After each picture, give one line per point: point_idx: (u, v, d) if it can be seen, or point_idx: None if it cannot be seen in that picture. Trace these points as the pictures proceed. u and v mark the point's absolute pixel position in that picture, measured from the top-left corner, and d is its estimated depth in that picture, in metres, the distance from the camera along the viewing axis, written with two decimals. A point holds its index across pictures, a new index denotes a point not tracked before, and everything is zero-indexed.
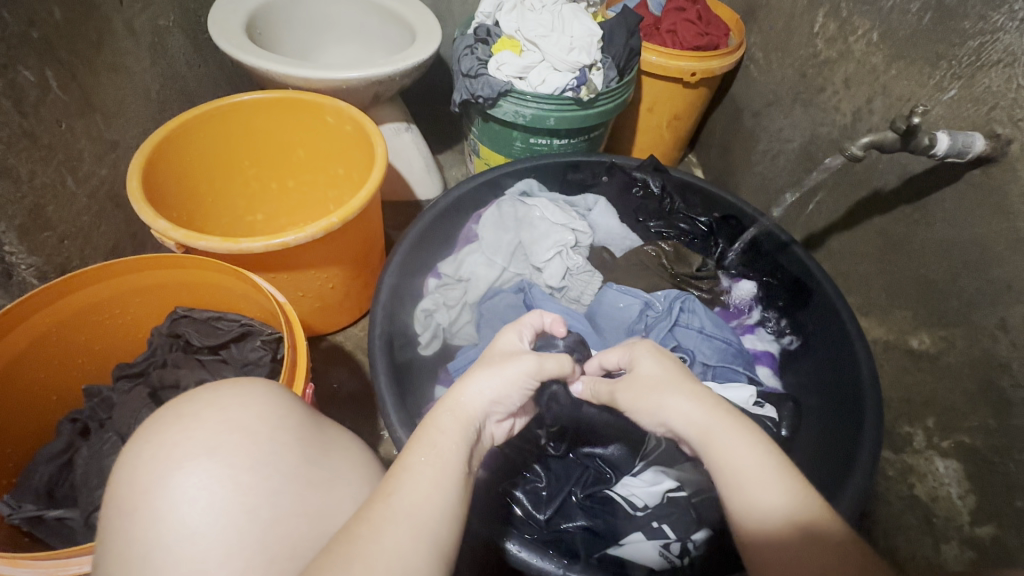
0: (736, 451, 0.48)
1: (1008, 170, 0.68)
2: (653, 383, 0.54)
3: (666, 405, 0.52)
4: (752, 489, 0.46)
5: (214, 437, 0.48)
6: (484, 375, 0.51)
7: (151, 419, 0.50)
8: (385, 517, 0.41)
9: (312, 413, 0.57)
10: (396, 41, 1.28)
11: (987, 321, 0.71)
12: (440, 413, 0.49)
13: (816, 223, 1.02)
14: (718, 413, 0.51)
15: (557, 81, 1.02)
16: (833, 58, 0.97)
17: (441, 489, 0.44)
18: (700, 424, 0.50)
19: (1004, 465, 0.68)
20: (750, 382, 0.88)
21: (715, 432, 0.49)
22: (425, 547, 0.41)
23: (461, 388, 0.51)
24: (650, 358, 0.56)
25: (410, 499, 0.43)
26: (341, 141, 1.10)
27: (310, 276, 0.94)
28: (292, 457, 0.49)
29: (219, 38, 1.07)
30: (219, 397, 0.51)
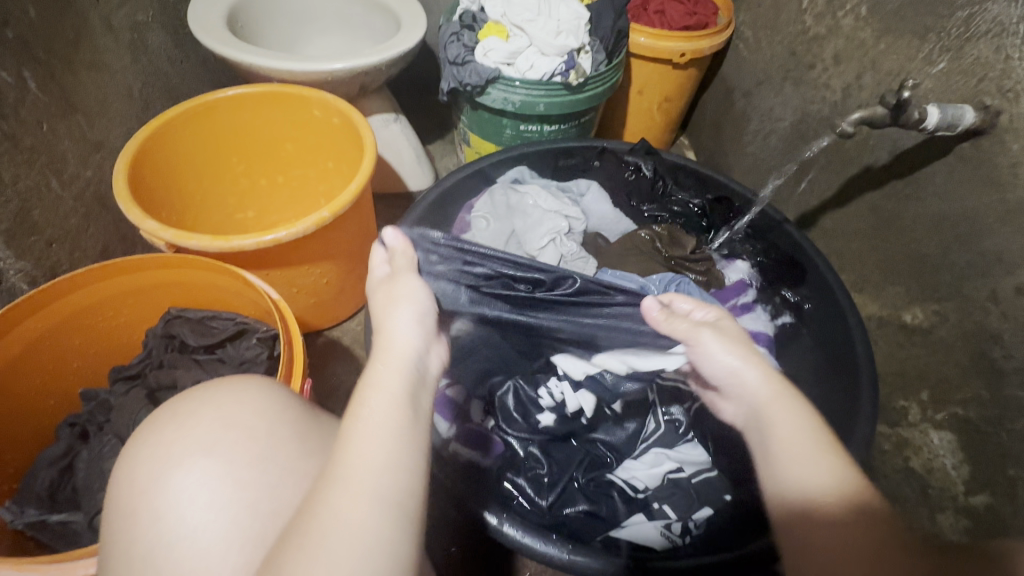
0: (789, 421, 0.52)
1: (997, 142, 0.68)
2: (741, 342, 0.60)
3: (748, 364, 0.57)
4: (802, 461, 0.49)
5: (211, 435, 0.48)
6: (397, 315, 0.54)
7: (150, 420, 0.50)
8: (331, 483, 0.42)
9: (311, 408, 0.57)
10: (380, 31, 1.26)
11: (979, 292, 0.71)
12: (377, 368, 0.50)
13: (809, 202, 1.02)
14: (777, 384, 0.56)
15: (545, 66, 1.01)
16: (822, 34, 0.96)
17: (383, 442, 0.44)
18: (764, 392, 0.55)
19: (997, 436, 0.69)
20: None
21: (774, 401, 0.54)
22: (375, 500, 0.41)
23: (388, 336, 0.53)
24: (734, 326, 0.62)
25: (351, 460, 0.43)
26: (330, 133, 1.08)
27: (304, 271, 0.94)
28: (290, 450, 0.49)
29: (201, 36, 1.05)
30: (216, 396, 0.51)
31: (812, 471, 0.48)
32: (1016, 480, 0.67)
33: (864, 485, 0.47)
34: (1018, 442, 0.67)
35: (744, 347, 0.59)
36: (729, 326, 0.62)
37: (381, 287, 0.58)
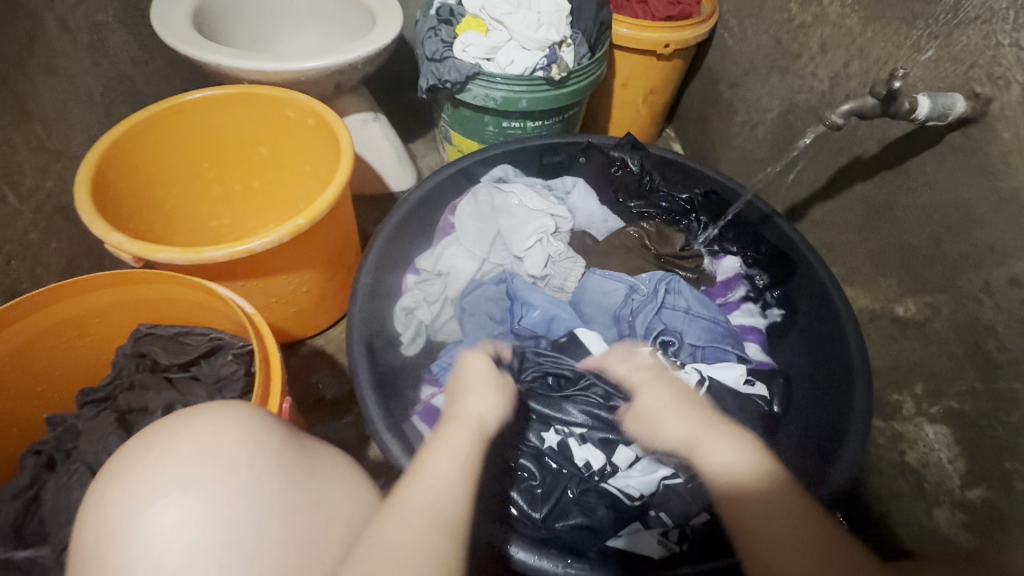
0: (717, 460, 0.56)
1: (988, 130, 0.66)
2: (658, 405, 0.64)
3: (666, 427, 0.62)
4: (734, 504, 0.54)
5: (188, 470, 0.46)
6: (490, 393, 0.64)
7: (120, 453, 0.48)
8: (404, 516, 0.49)
9: (291, 431, 0.55)
10: (355, 26, 1.21)
11: (972, 284, 0.70)
12: (454, 423, 0.60)
13: (798, 194, 1.01)
14: (700, 429, 0.59)
15: (527, 61, 0.98)
16: (808, 22, 0.94)
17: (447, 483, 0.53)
18: (687, 443, 0.59)
19: (993, 429, 0.68)
20: (740, 361, 0.85)
21: (698, 445, 0.58)
22: (450, 536, 0.48)
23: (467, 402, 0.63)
24: (675, 385, 0.67)
25: (421, 500, 0.51)
26: (305, 136, 1.04)
27: (282, 280, 0.91)
28: (273, 483, 0.47)
29: (165, 35, 1.01)
30: (192, 426, 0.49)
31: (745, 507, 0.53)
32: (1012, 474, 0.66)
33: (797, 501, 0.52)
34: (1014, 435, 0.66)
35: (667, 411, 0.63)
36: (646, 394, 0.66)
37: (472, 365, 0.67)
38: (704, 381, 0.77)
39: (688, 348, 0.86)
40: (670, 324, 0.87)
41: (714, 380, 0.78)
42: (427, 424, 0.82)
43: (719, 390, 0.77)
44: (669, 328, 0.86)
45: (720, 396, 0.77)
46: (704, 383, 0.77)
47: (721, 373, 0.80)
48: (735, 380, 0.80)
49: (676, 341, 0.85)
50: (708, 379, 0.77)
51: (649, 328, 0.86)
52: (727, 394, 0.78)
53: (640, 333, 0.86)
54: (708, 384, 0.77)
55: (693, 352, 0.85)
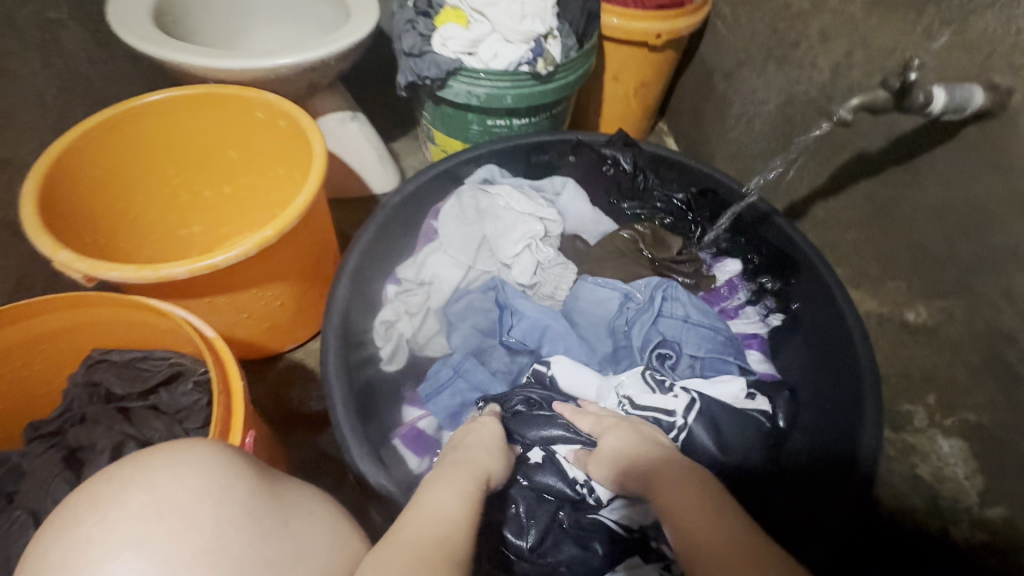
0: (667, 474, 0.55)
1: (1007, 124, 0.61)
2: (621, 440, 0.63)
3: (626, 454, 0.61)
4: (676, 511, 0.51)
5: (143, 526, 0.43)
6: (496, 447, 0.68)
7: (65, 507, 0.45)
8: (406, 550, 0.47)
9: (262, 472, 0.53)
10: (329, 19, 1.14)
11: (989, 289, 0.65)
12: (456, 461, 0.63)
13: (797, 191, 0.96)
14: (658, 457, 0.59)
15: (510, 55, 0.92)
16: (807, 9, 0.88)
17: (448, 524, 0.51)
18: (642, 466, 0.58)
19: (1015, 443, 0.64)
20: (742, 372, 0.81)
21: (653, 466, 0.57)
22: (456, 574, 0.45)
23: (471, 443, 0.67)
24: (632, 426, 0.66)
25: (423, 536, 0.48)
26: (277, 138, 0.98)
27: (251, 295, 0.85)
28: (242, 537, 0.45)
29: (120, 32, 0.94)
30: (149, 474, 0.46)
31: (687, 510, 0.50)
32: None
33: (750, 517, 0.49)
34: None
35: (624, 453, 0.62)
36: (609, 437, 0.65)
37: (482, 427, 0.70)
38: (694, 404, 0.72)
39: (686, 359, 0.82)
40: (668, 335, 0.82)
41: (708, 399, 0.73)
42: (411, 449, 0.79)
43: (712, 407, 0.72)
44: (666, 338, 0.82)
45: (714, 413, 0.72)
46: (694, 406, 0.72)
47: (716, 390, 0.77)
48: (733, 394, 0.77)
49: (672, 355, 0.81)
50: (700, 400, 0.72)
51: (646, 339, 0.82)
52: (723, 410, 0.73)
53: (636, 346, 0.82)
54: (699, 407, 0.72)
55: (691, 363, 0.81)
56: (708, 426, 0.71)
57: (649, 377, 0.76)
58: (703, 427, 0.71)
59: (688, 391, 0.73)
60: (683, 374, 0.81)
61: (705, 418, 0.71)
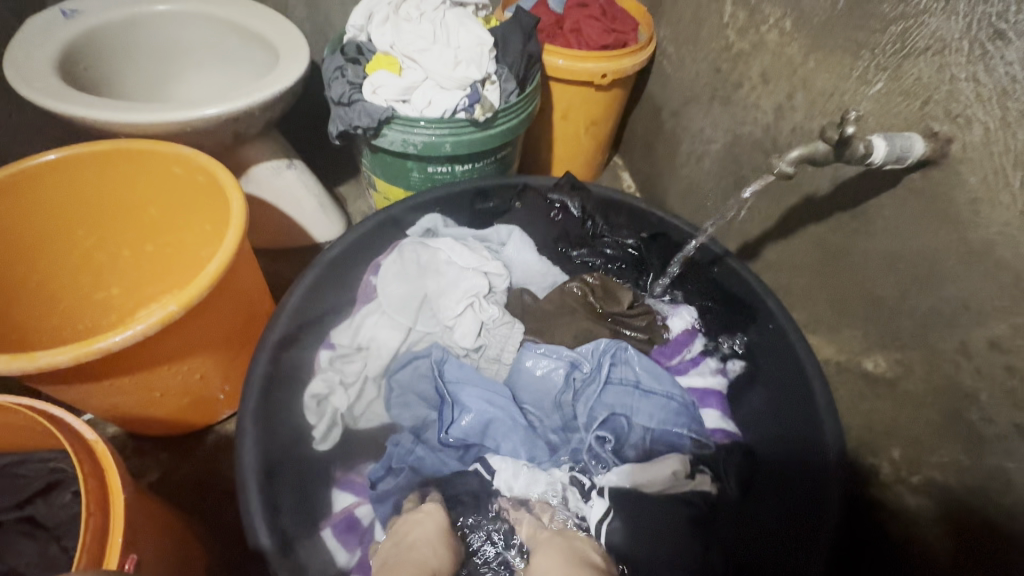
0: None
1: (951, 173, 0.59)
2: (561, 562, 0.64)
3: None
4: None
5: None
6: (437, 550, 0.65)
7: None
8: None
9: None
10: (260, 64, 1.07)
11: (946, 344, 0.62)
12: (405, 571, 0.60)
13: (749, 232, 0.93)
14: None
15: (446, 102, 0.87)
16: (747, 50, 0.87)
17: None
18: None
19: (985, 508, 0.60)
20: (695, 448, 0.77)
21: None
22: None
23: (411, 550, 0.64)
24: (568, 542, 0.67)
25: None
26: (199, 195, 0.90)
27: (164, 371, 0.77)
28: None
29: (17, 85, 0.86)
30: None
31: None
32: (1011, 564, 0.57)
33: None
34: (1008, 517, 0.58)
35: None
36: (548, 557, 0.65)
37: (427, 521, 0.67)
38: (609, 514, 0.70)
39: (637, 431, 0.78)
40: (616, 407, 0.78)
41: (635, 493, 0.72)
42: (343, 542, 0.73)
43: (627, 506, 0.70)
44: (614, 412, 0.78)
45: (639, 511, 0.70)
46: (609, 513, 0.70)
47: (652, 474, 0.73)
48: (671, 473, 0.73)
49: (613, 437, 0.77)
50: (616, 507, 0.70)
51: (591, 416, 0.78)
52: (645, 502, 0.71)
53: (581, 422, 0.79)
54: (613, 515, 0.70)
55: (641, 438, 0.77)
56: (625, 529, 0.69)
57: (574, 479, 0.75)
58: (618, 530, 0.70)
59: (604, 498, 0.71)
60: (626, 456, 0.76)
61: (622, 520, 0.70)
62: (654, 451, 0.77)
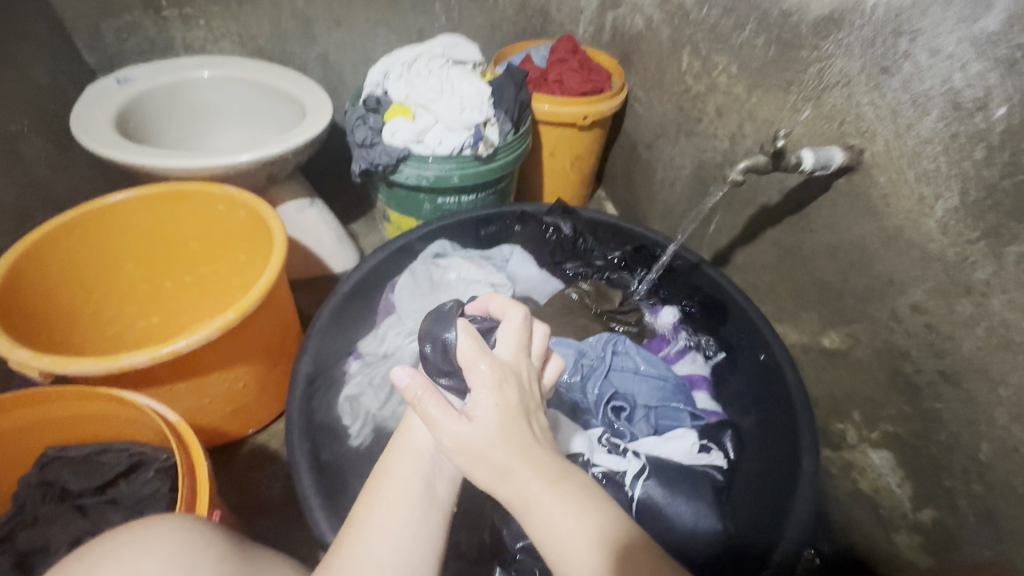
0: (544, 513, 0.44)
1: (866, 177, 0.74)
2: (498, 449, 0.44)
3: (491, 467, 0.44)
4: (545, 539, 0.44)
5: None
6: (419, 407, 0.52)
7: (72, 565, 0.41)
8: None
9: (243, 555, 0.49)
10: (286, 119, 1.23)
11: (881, 313, 0.75)
12: (394, 450, 0.51)
13: (720, 241, 1.07)
14: (538, 481, 0.45)
15: (453, 141, 1.03)
16: (702, 91, 1.04)
17: (425, 456, 0.50)
18: (514, 491, 0.45)
19: (928, 448, 0.71)
20: (693, 420, 0.87)
21: (533, 500, 0.44)
22: None
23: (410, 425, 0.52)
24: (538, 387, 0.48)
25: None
26: (240, 229, 1.02)
27: (215, 379, 0.86)
28: None
29: (81, 139, 1.00)
30: None
31: (572, 558, 0.43)
32: (953, 491, 0.68)
33: None
34: (946, 454, 0.69)
35: (508, 440, 0.44)
36: (485, 429, 0.44)
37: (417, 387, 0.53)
38: (644, 471, 0.76)
39: (640, 409, 0.88)
40: (621, 387, 0.89)
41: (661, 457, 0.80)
42: None
43: (661, 470, 0.77)
44: (619, 390, 0.89)
45: (667, 474, 0.77)
46: (644, 470, 0.77)
47: (669, 447, 0.83)
48: (685, 448, 0.83)
49: (628, 406, 0.87)
50: (650, 468, 0.77)
51: (600, 393, 0.88)
52: (671, 465, 0.79)
53: (592, 400, 0.88)
54: (648, 474, 0.76)
55: (646, 413, 0.87)
56: (663, 486, 0.75)
57: (607, 441, 0.82)
58: (655, 486, 0.74)
59: (641, 458, 0.78)
60: (639, 428, 0.86)
61: (659, 480, 0.75)
62: (661, 427, 0.87)
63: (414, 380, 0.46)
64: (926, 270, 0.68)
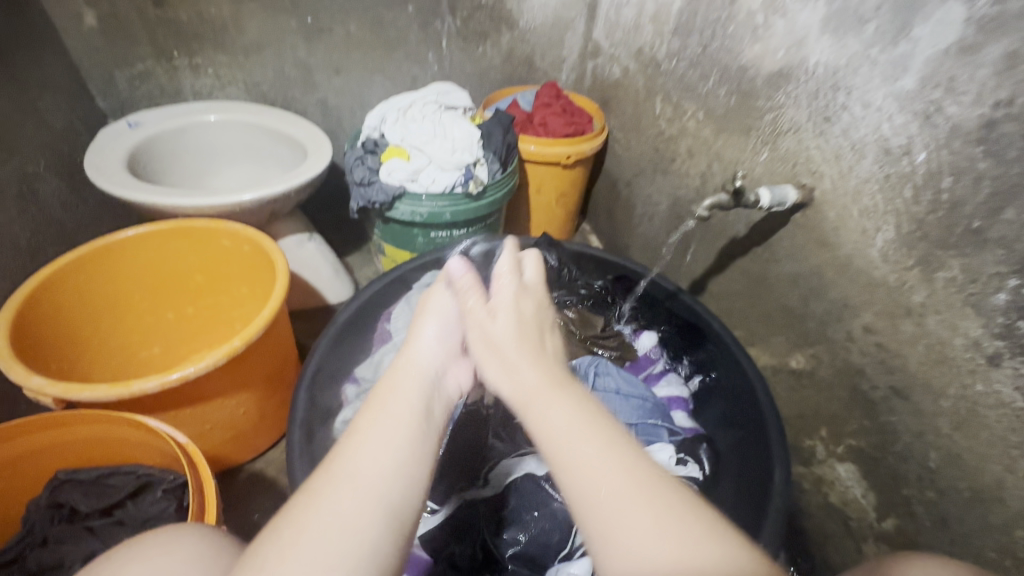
0: (553, 404, 0.50)
1: (818, 212, 0.82)
2: (518, 337, 0.57)
3: (508, 350, 0.56)
4: (554, 430, 0.48)
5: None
6: (428, 327, 0.60)
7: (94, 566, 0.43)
8: (326, 487, 0.43)
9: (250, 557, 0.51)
10: (288, 159, 1.31)
11: (838, 334, 0.82)
12: (399, 371, 0.55)
13: (695, 270, 1.15)
14: (546, 376, 0.53)
15: (446, 180, 1.11)
16: (675, 133, 1.14)
17: (428, 376, 0.55)
18: (530, 381, 0.52)
19: (886, 459, 0.77)
20: (671, 435, 0.93)
21: (543, 391, 0.51)
22: (370, 508, 0.42)
23: (415, 349, 0.58)
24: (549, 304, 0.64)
25: (358, 465, 0.44)
26: (243, 262, 1.07)
27: (218, 405, 0.90)
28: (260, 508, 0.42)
29: (95, 179, 1.06)
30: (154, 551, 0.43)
31: (579, 447, 0.46)
32: (910, 499, 0.74)
33: (640, 477, 0.44)
34: (902, 463, 0.74)
35: (525, 337, 0.57)
36: (506, 317, 0.59)
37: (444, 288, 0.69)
38: None
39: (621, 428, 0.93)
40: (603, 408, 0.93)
41: None
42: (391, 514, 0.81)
43: None
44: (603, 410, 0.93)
45: None
46: None
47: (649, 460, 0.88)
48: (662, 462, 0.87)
49: None
50: None
51: None
52: None
53: None
54: None
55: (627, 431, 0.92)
56: None
57: None
58: None
59: None
60: None
61: None
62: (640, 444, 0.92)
63: (463, 276, 0.65)
64: (873, 294, 0.75)
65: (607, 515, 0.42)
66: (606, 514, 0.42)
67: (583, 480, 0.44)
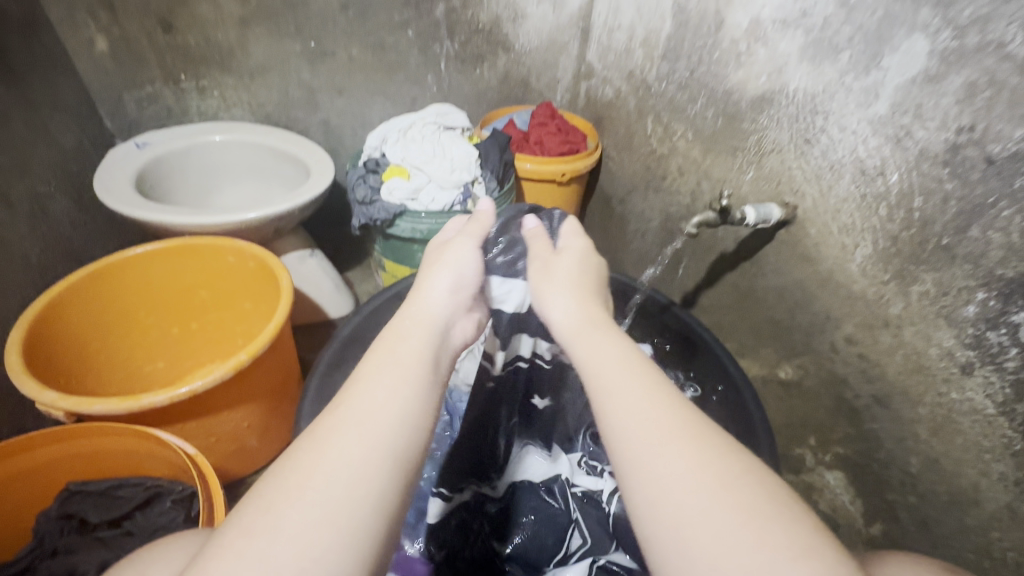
0: (600, 339, 0.53)
1: (801, 229, 0.86)
2: (576, 282, 0.62)
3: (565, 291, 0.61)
4: (598, 361, 0.51)
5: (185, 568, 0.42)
6: (438, 276, 0.61)
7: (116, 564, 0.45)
8: (337, 426, 0.43)
9: None
10: (292, 178, 1.35)
11: (823, 346, 0.85)
12: (404, 320, 0.55)
13: (687, 284, 1.18)
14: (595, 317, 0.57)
15: (445, 198, 1.15)
16: (665, 153, 1.19)
17: (435, 326, 0.56)
18: (578, 318, 0.57)
19: (872, 466, 0.80)
20: None
21: (587, 328, 0.55)
22: (382, 451, 0.42)
23: (421, 300, 0.58)
24: (596, 263, 0.67)
25: (363, 406, 0.45)
26: (247, 278, 1.10)
27: (222, 419, 0.92)
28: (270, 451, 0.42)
29: (105, 198, 1.09)
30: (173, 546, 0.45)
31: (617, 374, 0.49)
32: (895, 503, 0.79)
33: (674, 403, 0.46)
34: (886, 469, 0.78)
35: (576, 282, 0.62)
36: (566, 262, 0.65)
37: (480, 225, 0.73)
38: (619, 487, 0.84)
39: None
40: None
41: None
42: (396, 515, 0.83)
43: None
44: None
45: None
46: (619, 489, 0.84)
47: None
48: None
49: None
50: None
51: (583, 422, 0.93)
52: None
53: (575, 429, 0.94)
54: None
55: None
56: None
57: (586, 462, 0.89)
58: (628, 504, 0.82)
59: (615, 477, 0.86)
60: None
61: None
62: None
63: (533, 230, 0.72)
64: (853, 307, 0.79)
65: (642, 435, 0.43)
66: (641, 435, 0.44)
67: (621, 403, 0.46)
